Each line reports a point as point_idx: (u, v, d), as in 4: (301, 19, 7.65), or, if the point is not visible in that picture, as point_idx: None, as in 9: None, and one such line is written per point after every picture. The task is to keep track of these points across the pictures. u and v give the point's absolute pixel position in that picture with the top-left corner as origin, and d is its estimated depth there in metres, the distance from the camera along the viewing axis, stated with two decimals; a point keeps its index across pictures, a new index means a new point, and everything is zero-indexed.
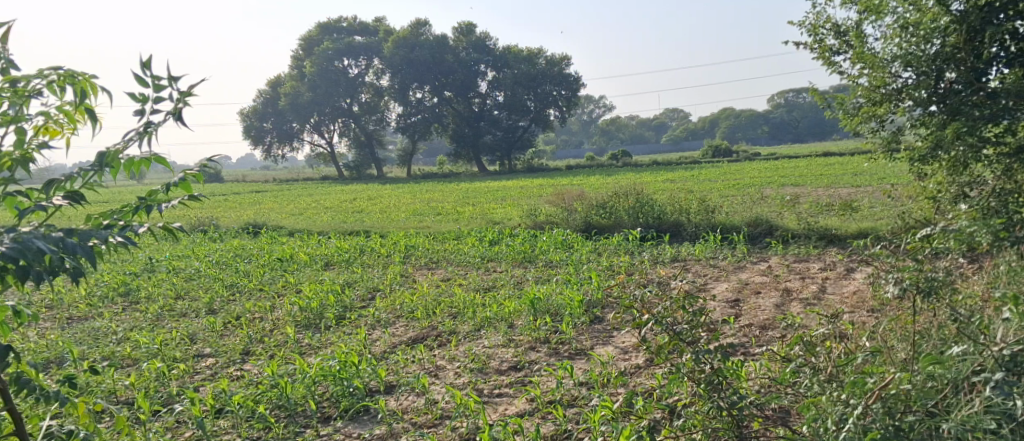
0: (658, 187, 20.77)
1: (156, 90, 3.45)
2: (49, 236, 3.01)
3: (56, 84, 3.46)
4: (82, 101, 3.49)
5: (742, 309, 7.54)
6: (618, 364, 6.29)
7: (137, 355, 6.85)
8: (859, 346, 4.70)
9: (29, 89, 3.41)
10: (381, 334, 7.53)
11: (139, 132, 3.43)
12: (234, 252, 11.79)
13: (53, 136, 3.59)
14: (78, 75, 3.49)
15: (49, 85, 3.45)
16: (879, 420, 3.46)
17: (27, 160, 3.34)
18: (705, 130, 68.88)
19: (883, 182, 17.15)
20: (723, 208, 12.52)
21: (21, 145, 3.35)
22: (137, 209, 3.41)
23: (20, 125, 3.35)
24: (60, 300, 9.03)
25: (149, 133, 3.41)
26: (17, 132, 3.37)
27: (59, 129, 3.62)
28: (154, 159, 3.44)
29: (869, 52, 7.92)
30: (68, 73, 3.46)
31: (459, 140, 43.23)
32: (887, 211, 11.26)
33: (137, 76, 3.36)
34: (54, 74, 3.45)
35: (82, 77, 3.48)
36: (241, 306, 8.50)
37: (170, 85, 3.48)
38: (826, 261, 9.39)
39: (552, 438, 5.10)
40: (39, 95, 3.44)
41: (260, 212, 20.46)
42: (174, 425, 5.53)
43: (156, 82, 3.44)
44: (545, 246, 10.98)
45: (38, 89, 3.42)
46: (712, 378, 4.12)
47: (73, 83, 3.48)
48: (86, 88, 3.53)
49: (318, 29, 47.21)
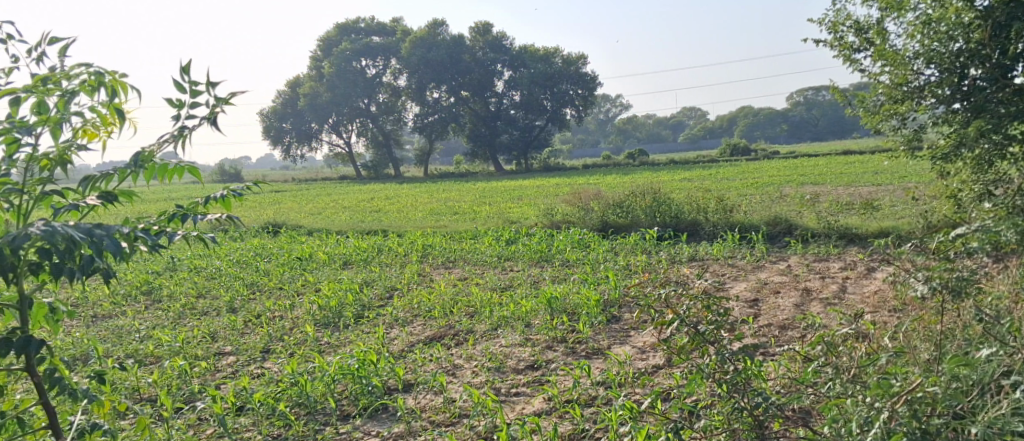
0: (676, 187, 20.69)
1: (191, 96, 3.53)
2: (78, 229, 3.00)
3: (88, 84, 3.50)
4: (111, 101, 3.54)
5: (761, 308, 7.51)
6: (636, 364, 6.28)
7: (160, 353, 6.92)
8: (881, 346, 4.67)
9: (64, 89, 3.44)
10: (399, 333, 7.57)
11: (173, 136, 3.51)
12: (254, 251, 11.88)
13: (91, 139, 3.63)
14: (109, 75, 3.53)
15: (82, 86, 3.49)
16: (905, 423, 3.42)
17: (65, 160, 3.39)
18: (723, 129, 68.53)
19: (905, 181, 16.97)
20: (741, 207, 12.43)
21: (58, 144, 3.39)
22: (171, 216, 3.53)
23: (58, 125, 3.40)
24: (84, 298, 9.15)
25: (183, 137, 3.50)
26: (53, 132, 3.42)
27: (96, 132, 3.67)
28: (187, 169, 3.51)
29: (891, 49, 7.86)
30: (98, 72, 3.50)
31: (475, 139, 43.35)
32: (909, 210, 11.15)
33: (176, 82, 3.46)
34: (84, 73, 3.49)
35: (111, 76, 3.53)
36: (261, 305, 8.55)
37: (206, 92, 3.56)
38: (846, 261, 9.30)
39: (569, 438, 5.10)
40: (74, 96, 3.48)
41: (279, 212, 20.58)
42: (196, 422, 5.59)
43: (192, 87, 3.52)
44: (562, 246, 10.95)
45: (72, 90, 3.45)
46: (733, 378, 4.10)
47: (103, 83, 3.52)
48: (117, 88, 3.58)
49: (337, 30, 47.39)
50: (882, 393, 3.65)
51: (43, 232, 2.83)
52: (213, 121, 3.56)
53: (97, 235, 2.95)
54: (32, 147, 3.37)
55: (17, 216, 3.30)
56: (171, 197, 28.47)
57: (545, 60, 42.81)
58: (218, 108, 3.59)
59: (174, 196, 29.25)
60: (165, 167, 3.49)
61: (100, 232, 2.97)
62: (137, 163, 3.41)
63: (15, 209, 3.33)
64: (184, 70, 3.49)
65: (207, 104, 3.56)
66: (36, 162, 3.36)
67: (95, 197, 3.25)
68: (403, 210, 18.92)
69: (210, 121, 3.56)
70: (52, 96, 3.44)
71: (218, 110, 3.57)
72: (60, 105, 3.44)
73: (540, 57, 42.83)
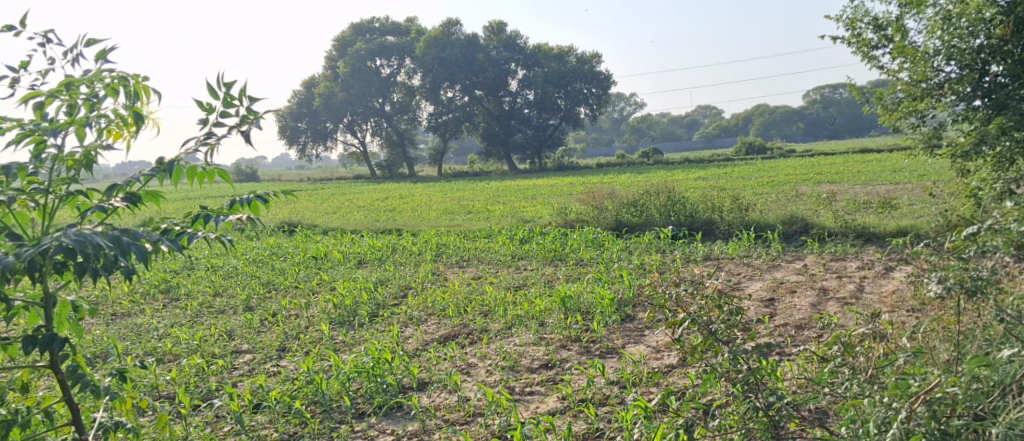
0: (692, 185, 20.62)
1: (224, 104, 3.51)
2: (105, 234, 3.04)
3: (112, 86, 3.52)
4: (134, 104, 3.56)
5: (776, 308, 7.46)
6: (650, 363, 6.26)
7: (178, 350, 6.98)
8: (899, 346, 4.64)
9: (89, 92, 3.46)
10: (414, 331, 7.60)
11: (203, 143, 3.53)
12: (270, 250, 11.97)
13: (116, 139, 3.66)
14: (131, 79, 3.55)
15: (105, 88, 3.51)
16: (924, 424, 3.39)
17: (90, 161, 3.42)
18: (738, 128, 68.17)
19: (924, 179, 16.82)
20: (757, 205, 12.37)
21: (84, 145, 3.42)
22: (195, 218, 3.56)
23: (83, 127, 3.43)
24: (104, 296, 9.26)
25: (211, 145, 3.51)
26: (78, 133, 3.44)
27: (121, 132, 3.70)
28: (215, 172, 3.53)
29: (911, 46, 7.80)
30: (122, 75, 3.52)
31: (489, 139, 43.35)
32: (927, 208, 11.07)
33: (210, 90, 3.46)
34: (108, 76, 3.52)
35: (133, 79, 3.55)
36: (278, 303, 8.61)
37: (240, 104, 3.52)
38: (864, 260, 9.22)
39: (584, 437, 5.10)
40: (99, 98, 3.50)
41: (296, 211, 20.71)
42: (214, 419, 5.64)
43: (226, 98, 3.50)
44: (576, 245, 10.94)
45: (96, 94, 3.47)
46: (748, 378, 4.07)
47: (126, 85, 3.55)
48: (139, 90, 3.60)
49: (352, 30, 47.51)
50: (900, 394, 3.60)
51: (74, 242, 2.89)
52: (240, 132, 3.52)
53: (123, 242, 3.02)
54: (57, 148, 3.40)
55: (43, 214, 3.33)
56: (188, 198, 28.64)
57: (559, 59, 42.77)
58: (250, 120, 3.55)
59: (190, 196, 29.42)
60: (193, 170, 3.50)
61: (127, 240, 3.02)
62: (164, 166, 3.44)
63: (41, 208, 3.36)
64: (221, 79, 3.47)
65: (238, 115, 3.53)
66: (63, 162, 3.39)
67: (120, 199, 3.29)
68: (418, 210, 19.01)
69: (237, 131, 3.53)
70: (77, 97, 3.47)
71: (248, 123, 3.54)
72: (85, 108, 3.47)
73: (554, 57, 42.83)
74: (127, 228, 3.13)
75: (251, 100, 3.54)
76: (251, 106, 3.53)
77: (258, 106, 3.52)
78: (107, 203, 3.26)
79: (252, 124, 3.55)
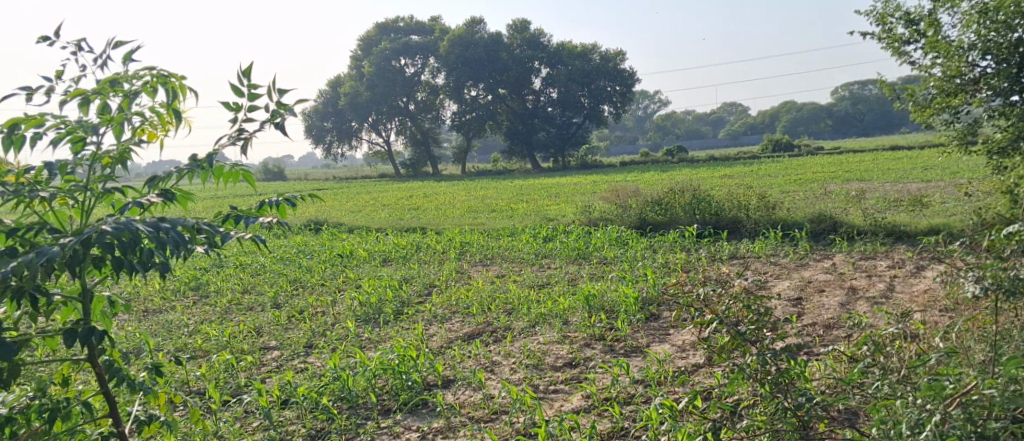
0: (717, 183, 20.51)
1: (250, 99, 3.50)
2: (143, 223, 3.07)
3: (149, 86, 3.55)
4: (172, 102, 3.59)
5: (804, 308, 7.39)
6: (676, 363, 6.22)
7: (208, 347, 7.07)
8: (932, 346, 4.56)
9: (127, 90, 3.50)
10: (438, 329, 7.62)
11: (234, 140, 3.53)
12: (297, 248, 12.08)
13: (150, 139, 3.68)
14: (169, 76, 3.58)
15: (143, 87, 3.54)
16: (960, 427, 3.30)
17: (126, 160, 3.45)
18: (764, 125, 67.51)
19: (957, 177, 16.56)
20: (784, 204, 12.24)
21: (120, 143, 3.46)
22: (225, 218, 3.58)
23: (120, 125, 3.46)
24: (136, 293, 9.40)
25: (244, 140, 3.53)
26: (116, 131, 3.48)
27: (154, 131, 3.72)
28: (243, 173, 3.55)
29: (944, 40, 7.65)
30: (161, 74, 3.55)
31: (513, 137, 43.35)
32: (960, 207, 10.91)
33: (236, 87, 3.44)
34: (148, 74, 3.54)
35: (171, 77, 3.58)
36: (304, 301, 8.69)
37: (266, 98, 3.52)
38: (894, 259, 9.11)
39: (608, 435, 5.08)
40: (136, 96, 3.53)
41: (320, 210, 20.86)
42: (243, 414, 5.70)
43: (251, 93, 3.48)
44: (600, 243, 10.92)
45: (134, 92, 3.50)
46: (776, 378, 4.00)
47: (164, 84, 3.58)
48: (176, 89, 3.63)
49: (377, 30, 47.80)
50: (934, 395, 3.52)
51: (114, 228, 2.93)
52: (273, 125, 3.53)
53: (163, 228, 3.07)
54: (94, 145, 3.43)
55: (80, 214, 3.36)
56: (214, 197, 28.94)
57: (583, 57, 42.64)
58: (280, 112, 3.56)
59: (216, 194, 29.70)
60: (223, 170, 3.53)
61: (166, 225, 3.08)
62: (197, 164, 3.45)
63: (79, 206, 3.40)
64: (243, 75, 3.46)
65: (267, 109, 3.54)
66: (99, 160, 3.42)
67: (156, 195, 3.30)
68: (440, 208, 19.12)
69: (270, 125, 3.53)
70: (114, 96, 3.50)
71: (277, 116, 3.55)
72: (123, 106, 3.50)
73: (578, 54, 42.72)
74: (167, 218, 3.18)
75: (279, 93, 3.55)
76: (280, 99, 3.54)
77: (287, 98, 3.52)
78: (142, 199, 3.29)
79: (282, 118, 3.56)
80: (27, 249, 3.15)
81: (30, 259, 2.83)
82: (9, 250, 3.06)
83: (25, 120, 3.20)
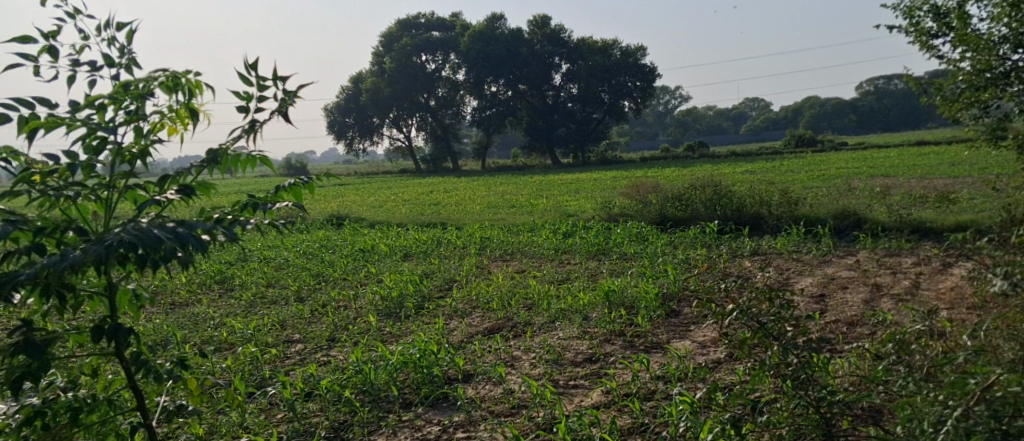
0: (738, 179, 20.40)
1: (258, 88, 3.28)
2: (164, 227, 3.04)
3: (162, 86, 3.37)
4: (188, 101, 3.43)
5: (827, 304, 7.35)
6: (696, 359, 6.21)
7: (233, 339, 7.16)
8: (958, 344, 4.50)
9: (141, 93, 3.31)
10: (459, 323, 7.66)
11: (244, 132, 3.35)
12: (319, 242, 12.20)
13: (168, 134, 3.59)
14: (183, 76, 3.38)
15: (156, 87, 3.36)
16: (983, 423, 3.24)
17: (147, 156, 3.44)
18: (787, 121, 66.97)
19: (985, 173, 16.38)
20: (808, 200, 12.14)
21: (141, 141, 3.44)
22: (244, 207, 3.60)
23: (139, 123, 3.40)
24: (163, 286, 9.54)
25: (254, 130, 3.33)
26: (135, 128, 3.43)
27: (174, 126, 3.63)
28: (259, 159, 3.52)
29: (973, 34, 7.52)
30: (174, 74, 3.36)
31: (533, 133, 43.31)
32: (989, 204, 10.76)
33: (242, 76, 3.23)
34: (161, 76, 3.35)
35: (185, 77, 3.38)
36: (327, 295, 8.76)
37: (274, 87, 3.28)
38: (919, 256, 9.02)
39: (629, 431, 5.08)
40: (151, 96, 3.35)
41: (343, 205, 21.03)
42: (268, 407, 5.78)
43: (260, 82, 3.27)
44: (620, 238, 10.92)
45: (149, 94, 3.32)
46: (798, 374, 3.94)
47: (177, 83, 3.39)
48: (191, 88, 3.44)
49: (399, 25, 47.97)
50: (957, 391, 3.50)
51: (134, 238, 2.93)
52: (279, 115, 3.28)
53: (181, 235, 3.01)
54: (114, 143, 3.40)
55: (103, 208, 3.38)
56: (236, 192, 29.12)
57: (604, 53, 42.02)
58: (289, 101, 3.32)
59: (239, 190, 29.91)
60: (240, 158, 3.48)
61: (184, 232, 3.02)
62: (211, 157, 3.43)
63: (102, 202, 3.41)
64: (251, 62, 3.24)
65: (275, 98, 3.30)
66: (119, 157, 3.42)
67: (175, 191, 3.32)
68: (461, 203, 19.21)
69: (276, 115, 3.28)
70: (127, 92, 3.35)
71: (285, 105, 3.31)
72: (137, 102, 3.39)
73: (598, 50, 41.98)
74: (185, 221, 3.15)
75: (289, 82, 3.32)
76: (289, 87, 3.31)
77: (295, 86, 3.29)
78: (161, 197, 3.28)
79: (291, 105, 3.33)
80: (56, 247, 3.18)
81: (53, 262, 2.93)
82: (37, 248, 3.07)
83: (44, 121, 3.10)
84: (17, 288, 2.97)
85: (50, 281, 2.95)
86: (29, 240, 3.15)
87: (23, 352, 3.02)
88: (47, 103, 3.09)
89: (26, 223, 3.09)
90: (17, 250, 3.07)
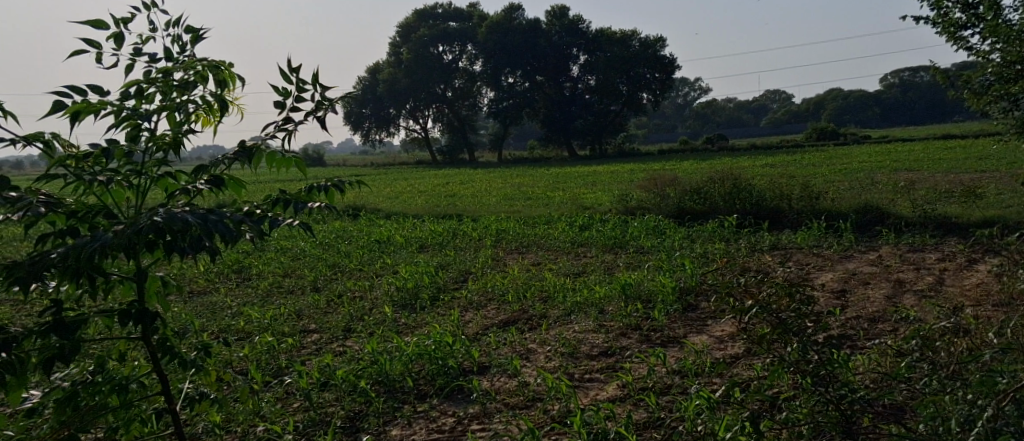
0: (758, 174, 20.18)
1: (298, 89, 3.17)
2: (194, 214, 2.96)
3: (200, 75, 3.30)
4: (222, 90, 3.35)
5: (848, 299, 7.23)
6: (713, 354, 6.13)
7: (249, 328, 7.16)
8: (985, 342, 4.39)
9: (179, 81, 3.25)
10: (474, 315, 7.62)
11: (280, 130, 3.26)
12: (336, 233, 12.20)
13: (203, 125, 3.52)
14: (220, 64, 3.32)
15: (194, 76, 3.29)
16: (1014, 423, 3.12)
17: (180, 144, 3.37)
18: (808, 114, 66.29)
19: (1012, 168, 16.07)
20: (829, 195, 11.97)
21: (176, 129, 3.37)
22: (275, 202, 3.53)
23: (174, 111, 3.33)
24: (181, 274, 9.58)
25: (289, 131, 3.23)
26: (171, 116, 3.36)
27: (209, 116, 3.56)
28: (294, 160, 3.39)
29: (1004, 24, 7.32)
30: (212, 63, 3.29)
31: (550, 124, 43.07)
32: (1016, 200, 10.54)
33: (282, 75, 3.11)
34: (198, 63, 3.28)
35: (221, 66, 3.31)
36: (343, 285, 8.75)
37: (314, 90, 3.18)
38: (944, 251, 8.86)
39: (645, 425, 5.00)
40: (189, 85, 3.28)
41: (359, 195, 21.06)
42: (283, 396, 5.76)
43: (301, 84, 3.16)
44: (638, 232, 10.82)
45: (186, 82, 3.26)
46: (818, 370, 3.80)
47: (214, 72, 3.33)
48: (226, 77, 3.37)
49: (415, 16, 47.63)
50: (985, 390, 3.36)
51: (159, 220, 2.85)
52: (315, 119, 3.17)
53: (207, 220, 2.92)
54: (149, 130, 3.33)
55: (133, 195, 3.32)
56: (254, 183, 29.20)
57: (623, 44, 41.74)
58: (327, 106, 3.21)
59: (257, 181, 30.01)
60: (273, 156, 3.39)
61: (211, 217, 2.93)
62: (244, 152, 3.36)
63: (133, 189, 3.35)
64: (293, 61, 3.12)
65: (314, 101, 3.19)
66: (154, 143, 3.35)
67: (205, 182, 3.25)
68: (477, 195, 19.16)
69: (312, 119, 3.18)
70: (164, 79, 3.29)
71: (323, 110, 3.19)
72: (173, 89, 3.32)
73: (617, 41, 41.82)
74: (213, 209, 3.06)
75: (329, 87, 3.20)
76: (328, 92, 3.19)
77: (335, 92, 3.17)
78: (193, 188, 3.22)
79: (329, 109, 3.22)
80: (88, 231, 3.17)
81: (83, 244, 2.88)
82: (71, 231, 3.06)
83: (86, 105, 3.05)
84: (47, 271, 2.93)
85: (79, 263, 2.92)
86: (61, 223, 3.14)
87: (52, 333, 2.98)
88: (99, 90, 3.05)
89: (60, 206, 3.08)
90: (50, 232, 3.06)
